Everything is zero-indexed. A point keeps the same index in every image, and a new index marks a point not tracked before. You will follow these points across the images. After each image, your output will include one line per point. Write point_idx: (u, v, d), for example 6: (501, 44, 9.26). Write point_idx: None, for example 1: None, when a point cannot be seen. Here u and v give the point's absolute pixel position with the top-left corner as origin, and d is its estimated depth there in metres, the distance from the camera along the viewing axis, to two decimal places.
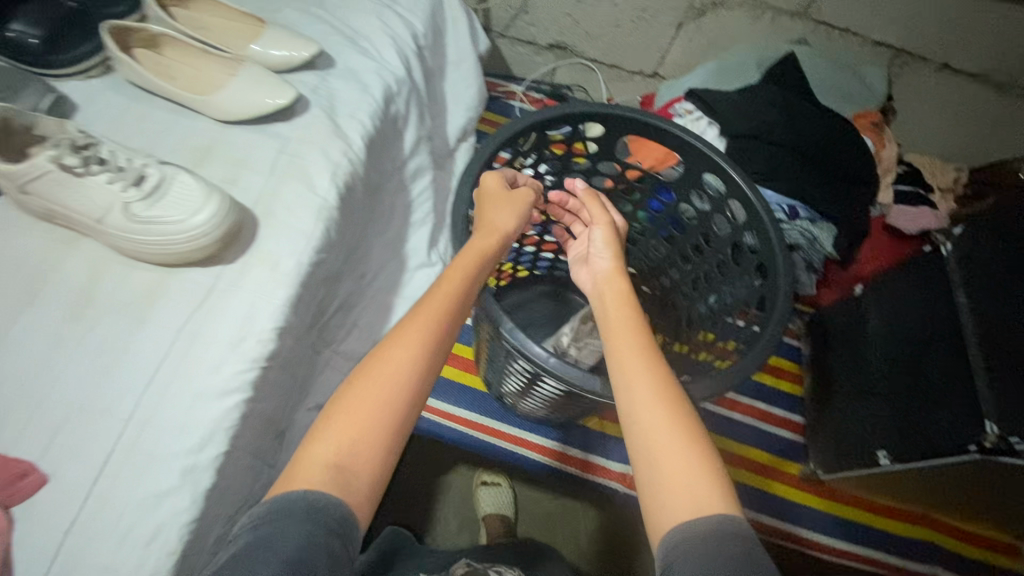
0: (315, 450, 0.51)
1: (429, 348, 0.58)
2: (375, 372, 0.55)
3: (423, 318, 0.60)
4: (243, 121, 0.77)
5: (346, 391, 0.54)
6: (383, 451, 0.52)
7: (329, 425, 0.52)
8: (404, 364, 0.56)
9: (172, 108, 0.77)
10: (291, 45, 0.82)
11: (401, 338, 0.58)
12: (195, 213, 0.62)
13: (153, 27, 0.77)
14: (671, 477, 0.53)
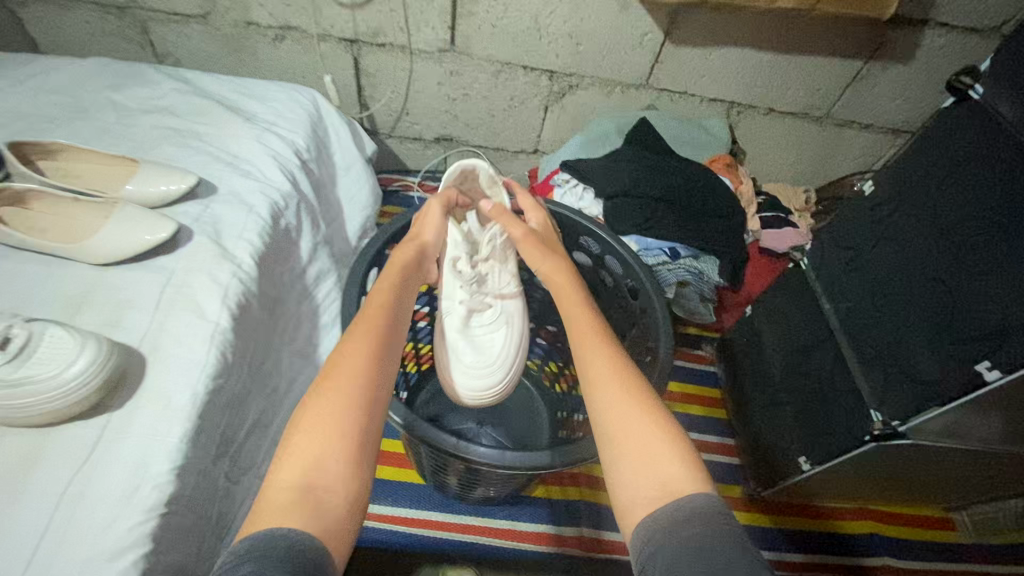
0: (280, 488, 0.49)
1: (380, 368, 0.60)
2: (324, 398, 0.55)
3: (370, 329, 0.63)
4: (120, 262, 0.76)
5: (303, 416, 0.54)
6: (343, 486, 0.51)
7: (292, 462, 0.51)
8: (353, 382, 0.56)
9: (45, 260, 0.75)
10: (168, 179, 0.83)
11: (345, 363, 0.59)
12: (76, 367, 0.60)
13: (13, 185, 0.75)
14: (652, 448, 0.54)
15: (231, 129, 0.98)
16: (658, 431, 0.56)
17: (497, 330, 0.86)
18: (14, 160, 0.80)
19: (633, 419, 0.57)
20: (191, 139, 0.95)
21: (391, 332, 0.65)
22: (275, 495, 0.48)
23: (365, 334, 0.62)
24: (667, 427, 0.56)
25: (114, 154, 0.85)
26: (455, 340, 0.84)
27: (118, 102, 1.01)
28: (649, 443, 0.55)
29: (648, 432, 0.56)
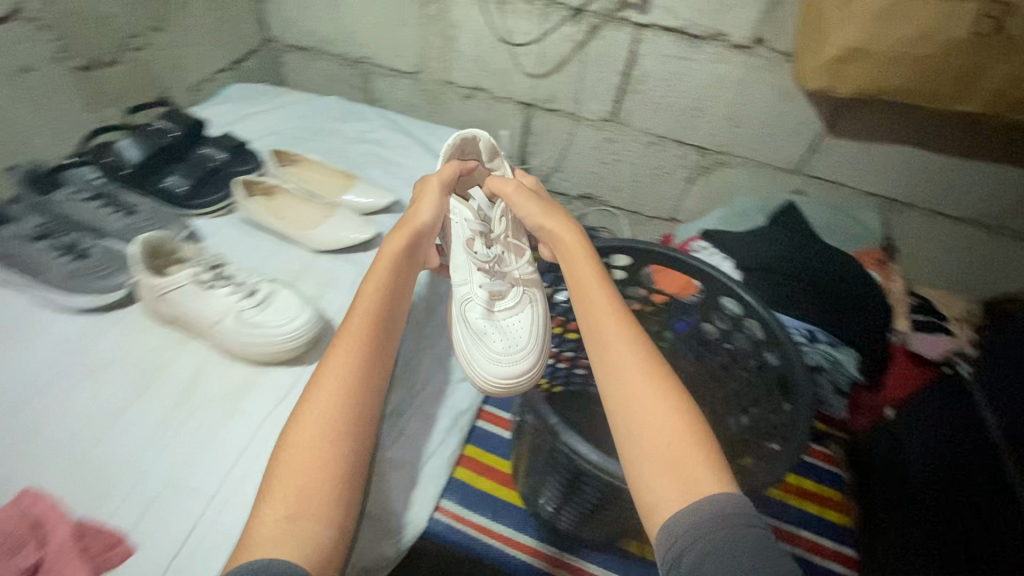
0: (277, 503, 0.54)
1: (361, 382, 0.65)
2: (310, 416, 0.60)
3: (355, 344, 0.67)
4: (331, 250, 0.93)
5: (295, 433, 0.60)
6: (328, 491, 0.56)
7: (285, 479, 0.56)
8: (332, 401, 0.62)
9: (277, 239, 0.95)
10: (375, 195, 1.02)
11: (325, 379, 0.64)
12: (296, 320, 0.75)
13: (270, 179, 0.97)
14: (667, 455, 0.58)
15: (423, 163, 1.18)
16: (668, 431, 0.60)
17: (518, 313, 0.88)
18: (272, 165, 1.04)
19: (647, 423, 0.61)
20: (392, 167, 1.16)
21: (373, 342, 0.69)
22: (268, 516, 0.54)
23: (341, 358, 0.66)
24: (680, 429, 0.60)
25: (339, 170, 1.06)
26: (480, 327, 0.86)
27: (342, 132, 1.26)
28: (662, 450, 0.58)
29: (663, 438, 0.59)
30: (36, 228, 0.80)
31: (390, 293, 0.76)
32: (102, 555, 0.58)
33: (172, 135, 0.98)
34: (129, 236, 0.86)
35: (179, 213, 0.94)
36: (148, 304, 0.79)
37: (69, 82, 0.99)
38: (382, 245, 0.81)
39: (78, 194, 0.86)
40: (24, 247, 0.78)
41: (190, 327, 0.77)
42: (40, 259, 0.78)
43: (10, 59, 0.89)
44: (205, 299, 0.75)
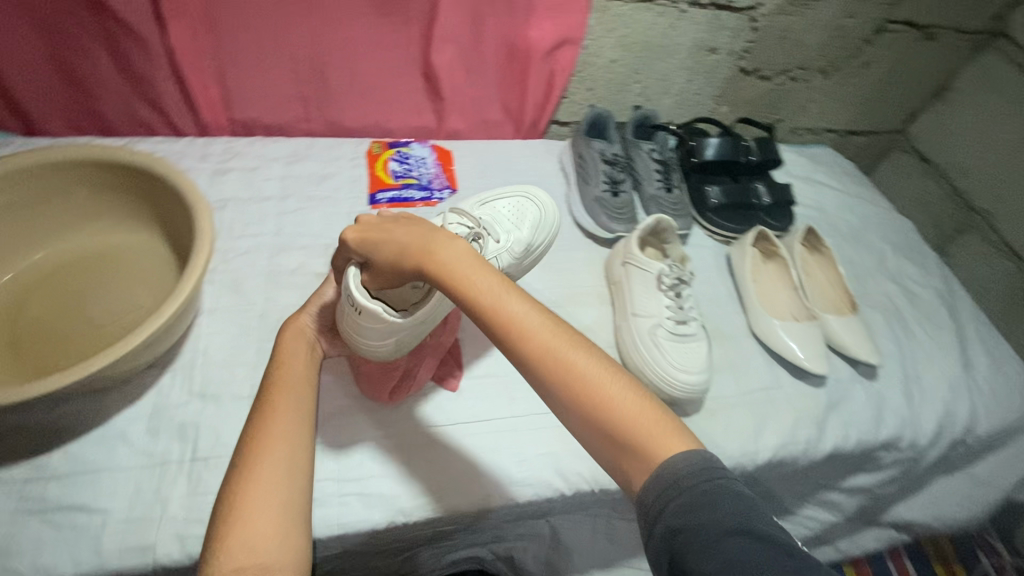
0: (230, 560, 0.44)
1: (296, 436, 0.54)
2: (262, 461, 0.50)
3: (280, 396, 0.56)
4: (765, 346, 0.85)
5: (243, 485, 0.49)
6: (288, 532, 0.48)
7: (237, 523, 0.46)
8: (284, 446, 0.52)
9: (734, 297, 0.91)
10: (858, 341, 0.85)
11: (274, 429, 0.53)
12: (685, 371, 0.71)
13: (782, 249, 0.91)
14: (608, 425, 0.45)
15: (939, 357, 0.91)
16: (618, 400, 0.45)
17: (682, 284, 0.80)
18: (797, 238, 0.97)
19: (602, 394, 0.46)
20: (902, 330, 0.93)
21: (297, 400, 0.57)
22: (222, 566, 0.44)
23: (274, 408, 0.55)
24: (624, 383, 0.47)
25: (849, 291, 0.91)
26: (682, 335, 0.74)
27: (886, 257, 1.06)
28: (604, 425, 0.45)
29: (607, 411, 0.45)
30: (611, 155, 0.97)
31: (292, 375, 0.59)
32: (442, 376, 0.72)
33: (751, 158, 0.99)
34: (649, 203, 0.95)
35: (693, 214, 0.98)
36: (609, 257, 0.88)
37: (725, 75, 1.11)
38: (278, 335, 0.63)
39: (652, 151, 0.98)
40: (593, 160, 0.95)
41: (618, 297, 0.82)
42: (593, 175, 0.94)
43: (711, 41, 1.04)
44: (647, 293, 0.77)
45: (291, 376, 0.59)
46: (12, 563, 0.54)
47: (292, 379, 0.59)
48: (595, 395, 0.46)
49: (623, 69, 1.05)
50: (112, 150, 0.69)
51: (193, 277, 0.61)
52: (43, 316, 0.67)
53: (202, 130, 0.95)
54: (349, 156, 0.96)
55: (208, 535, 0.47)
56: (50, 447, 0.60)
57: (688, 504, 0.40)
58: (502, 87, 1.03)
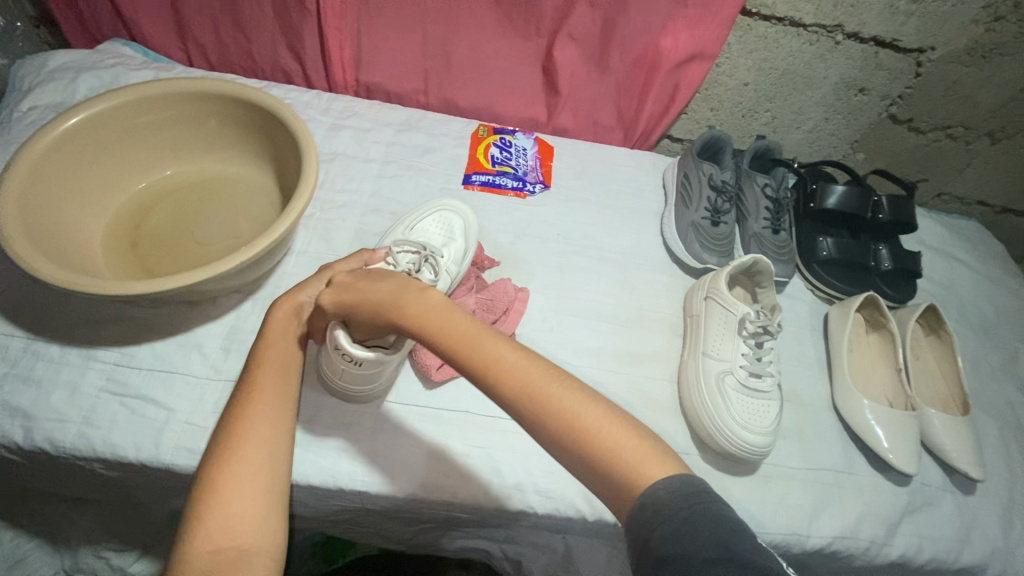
0: (207, 540, 0.47)
1: (277, 420, 0.56)
2: (245, 441, 0.53)
3: (267, 377, 0.58)
4: (845, 423, 0.76)
5: (223, 470, 0.51)
6: (265, 517, 0.50)
7: (216, 504, 0.49)
8: (264, 430, 0.54)
9: (821, 363, 0.83)
10: (960, 447, 0.74)
11: (258, 413, 0.55)
12: (749, 430, 0.66)
13: (892, 323, 0.81)
14: (563, 438, 0.45)
15: None
16: (581, 410, 0.46)
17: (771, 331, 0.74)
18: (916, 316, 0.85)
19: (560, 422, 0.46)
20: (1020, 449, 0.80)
21: (282, 382, 0.58)
22: (201, 545, 0.47)
23: (261, 388, 0.57)
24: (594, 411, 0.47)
25: (964, 388, 0.79)
26: (755, 388, 0.69)
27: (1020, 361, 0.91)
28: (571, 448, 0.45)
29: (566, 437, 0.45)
30: (720, 181, 0.90)
31: (280, 357, 0.60)
32: None
33: (880, 215, 0.89)
34: (749, 241, 0.89)
35: (796, 262, 0.90)
36: (692, 289, 0.83)
37: (869, 120, 1.00)
38: (265, 320, 0.62)
39: (766, 187, 0.91)
40: (699, 184, 0.90)
41: (691, 331, 0.77)
42: (695, 200, 0.89)
43: (862, 81, 0.94)
44: (724, 336, 0.72)
45: (280, 357, 0.60)
46: (89, 432, 0.61)
47: (280, 359, 0.60)
48: (560, 420, 0.46)
49: (754, 95, 0.98)
50: (248, 89, 0.75)
51: (287, 219, 0.64)
52: (164, 225, 0.75)
53: (330, 85, 1.01)
54: (455, 134, 0.98)
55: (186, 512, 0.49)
56: (140, 340, 0.67)
57: (672, 534, 0.40)
58: (620, 92, 1.01)
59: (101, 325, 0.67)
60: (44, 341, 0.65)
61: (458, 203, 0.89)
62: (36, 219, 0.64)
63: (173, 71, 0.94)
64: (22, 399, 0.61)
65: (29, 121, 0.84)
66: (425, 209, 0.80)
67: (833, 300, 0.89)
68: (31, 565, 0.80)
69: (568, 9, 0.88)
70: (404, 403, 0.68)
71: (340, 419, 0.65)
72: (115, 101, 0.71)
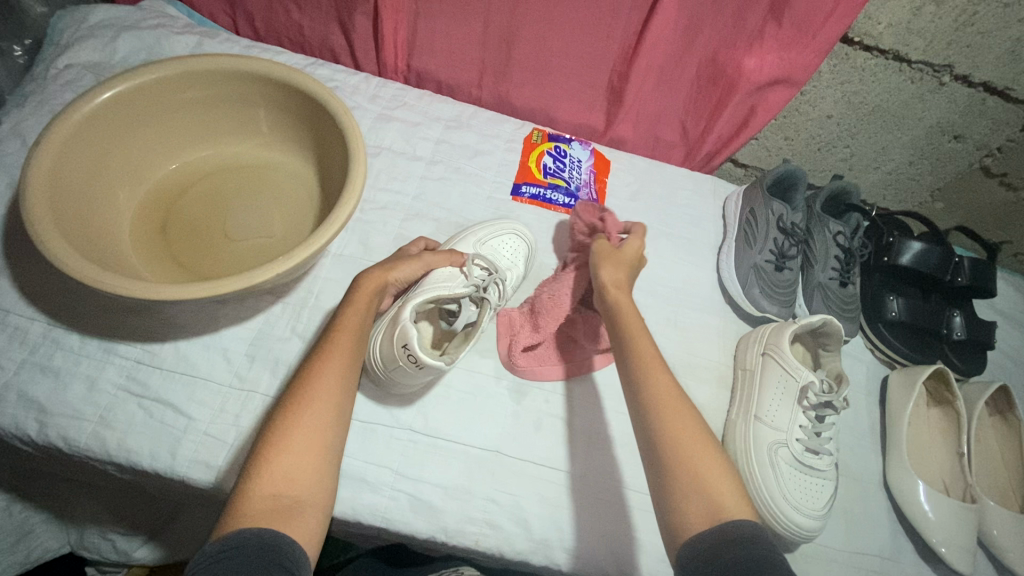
0: (268, 486, 0.47)
1: (346, 382, 0.54)
2: (309, 400, 0.52)
3: (345, 334, 0.57)
4: (894, 505, 0.72)
5: (291, 421, 0.51)
6: (320, 474, 0.50)
7: (279, 455, 0.49)
8: (331, 390, 0.53)
9: (873, 433, 0.78)
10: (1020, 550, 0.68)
11: (327, 370, 0.54)
12: (803, 514, 0.62)
13: (960, 403, 0.75)
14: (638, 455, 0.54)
15: None
16: None
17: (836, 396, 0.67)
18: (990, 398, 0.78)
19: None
20: None
21: (358, 343, 0.57)
22: (260, 490, 0.46)
23: (337, 344, 0.56)
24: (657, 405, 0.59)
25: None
26: (808, 463, 0.65)
27: None
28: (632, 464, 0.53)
29: None
30: (790, 223, 0.83)
31: (360, 316, 0.59)
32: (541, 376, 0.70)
33: (961, 279, 0.81)
34: (813, 291, 0.82)
35: (860, 322, 0.84)
36: (746, 338, 0.78)
37: (958, 169, 0.92)
38: (353, 279, 0.61)
39: (839, 235, 0.84)
40: (767, 224, 0.83)
41: (743, 388, 0.72)
42: (760, 240, 0.83)
43: (960, 127, 0.85)
44: (782, 405, 0.68)
45: (360, 315, 0.59)
46: (106, 432, 0.58)
47: (359, 318, 0.58)
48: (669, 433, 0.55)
49: (836, 129, 0.89)
50: (301, 75, 0.70)
51: (330, 230, 0.60)
52: (196, 211, 0.70)
53: (380, 69, 0.94)
54: (507, 136, 0.92)
55: (254, 456, 0.49)
56: (164, 338, 0.63)
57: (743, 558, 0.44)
58: (690, 108, 0.93)
59: (125, 317, 0.63)
60: (65, 329, 0.61)
61: (505, 215, 0.84)
62: (63, 196, 0.59)
63: (218, 38, 0.88)
64: (38, 391, 0.58)
65: (64, 81, 0.79)
66: (499, 228, 0.76)
67: (895, 365, 0.83)
68: (37, 538, 0.78)
69: (647, 15, 0.80)
70: (431, 436, 0.63)
71: (364, 449, 0.61)
72: (160, 74, 0.66)
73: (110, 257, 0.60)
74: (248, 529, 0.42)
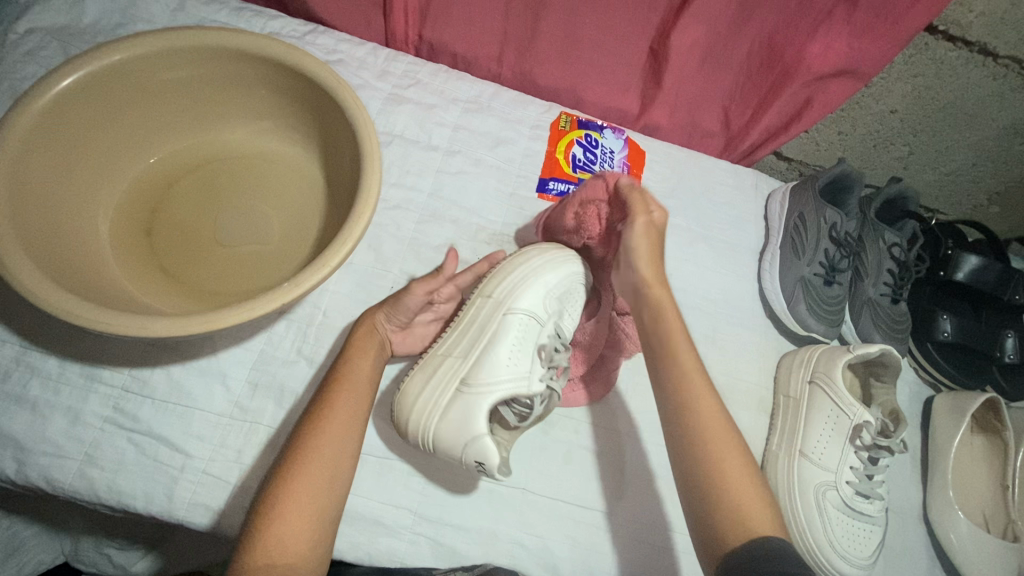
0: (260, 556, 0.43)
1: (346, 437, 0.50)
2: (305, 461, 0.48)
3: (344, 388, 0.52)
4: (934, 539, 0.69)
5: (287, 483, 0.46)
6: (315, 542, 0.46)
7: (273, 520, 0.45)
8: (330, 447, 0.49)
9: (915, 462, 0.74)
10: None
11: (328, 427, 0.50)
12: (843, 557, 0.59)
13: (1010, 434, 0.71)
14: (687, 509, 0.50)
15: None
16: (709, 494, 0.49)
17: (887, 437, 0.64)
18: None
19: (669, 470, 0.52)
20: None
21: (359, 399, 0.52)
22: (252, 562, 0.43)
23: (338, 397, 0.51)
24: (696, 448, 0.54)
25: None
26: (855, 507, 0.62)
27: None
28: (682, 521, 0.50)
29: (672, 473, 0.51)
30: (842, 233, 0.77)
31: (359, 368, 0.54)
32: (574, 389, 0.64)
33: (1020, 297, 0.75)
34: (862, 308, 0.76)
35: (909, 343, 0.78)
36: (787, 360, 0.72)
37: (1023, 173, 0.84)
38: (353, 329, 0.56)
39: (893, 247, 0.78)
40: (818, 233, 0.76)
41: (786, 416, 0.67)
42: (809, 251, 0.76)
43: None
44: (833, 443, 0.64)
45: (360, 367, 0.54)
46: (92, 472, 0.52)
47: (361, 371, 0.54)
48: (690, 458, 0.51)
49: (899, 126, 0.81)
50: (303, 56, 0.60)
51: (340, 250, 0.51)
52: (185, 211, 0.61)
53: (387, 38, 0.82)
54: (532, 121, 0.82)
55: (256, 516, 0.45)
56: (152, 363, 0.56)
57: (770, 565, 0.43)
58: (735, 95, 0.82)
59: (110, 338, 0.56)
60: (41, 353, 0.54)
61: (530, 214, 0.75)
62: (27, 200, 0.51)
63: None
64: (14, 426, 0.52)
65: (24, 50, 0.68)
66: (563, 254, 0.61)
67: (940, 387, 0.78)
68: (29, 553, 0.74)
69: None
70: (451, 472, 0.58)
71: (380, 487, 0.56)
72: (136, 52, 0.56)
73: (87, 273, 0.53)
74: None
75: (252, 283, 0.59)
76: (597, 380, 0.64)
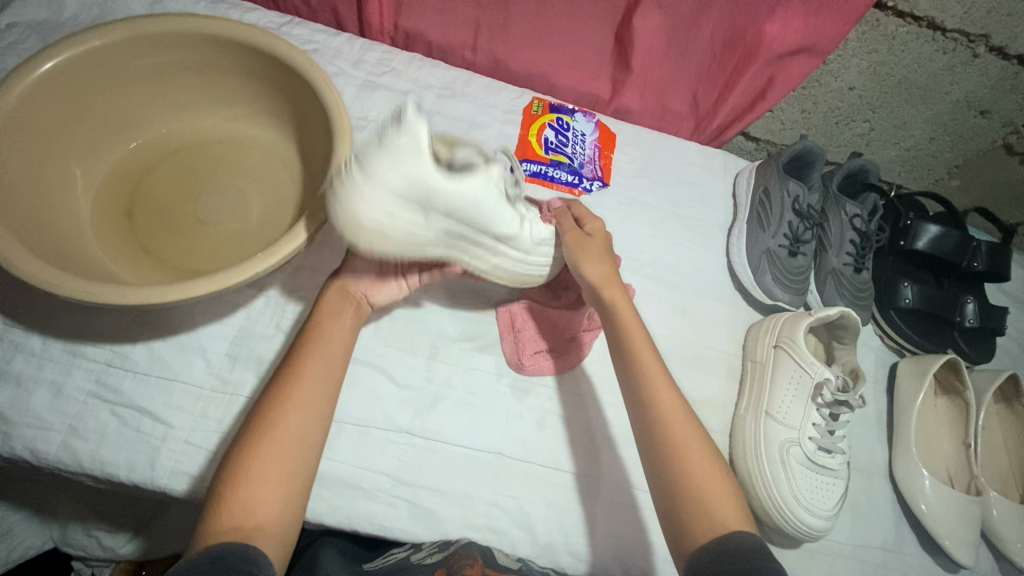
0: (227, 514, 0.44)
1: (318, 403, 0.51)
2: (274, 422, 0.49)
3: (314, 352, 0.54)
4: (899, 497, 0.72)
5: (259, 443, 0.48)
6: (287, 497, 0.47)
7: (243, 483, 0.46)
8: (300, 409, 0.50)
9: (882, 425, 0.76)
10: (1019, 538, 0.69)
11: (296, 390, 0.51)
12: (809, 510, 0.62)
13: (970, 394, 0.73)
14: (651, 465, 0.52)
15: None
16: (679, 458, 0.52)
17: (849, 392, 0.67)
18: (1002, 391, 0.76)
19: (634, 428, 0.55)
20: None
21: (332, 366, 0.54)
22: (220, 524, 0.43)
23: (309, 361, 0.53)
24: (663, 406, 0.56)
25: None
26: (817, 462, 0.65)
27: None
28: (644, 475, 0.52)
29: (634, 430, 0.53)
30: (805, 205, 0.80)
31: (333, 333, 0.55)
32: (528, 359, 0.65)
33: (976, 264, 0.77)
34: (826, 277, 0.79)
35: (873, 310, 0.81)
36: (755, 328, 0.74)
37: (979, 146, 0.88)
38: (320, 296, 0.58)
39: (854, 218, 0.80)
40: (782, 206, 0.79)
41: (752, 380, 0.70)
42: (773, 223, 0.79)
43: (988, 102, 0.81)
44: (796, 403, 0.67)
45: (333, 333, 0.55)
46: (76, 443, 0.53)
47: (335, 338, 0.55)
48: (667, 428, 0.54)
49: (857, 102, 0.84)
50: (278, 41, 0.62)
51: (312, 223, 0.53)
52: (163, 193, 0.63)
53: (362, 28, 0.84)
54: (505, 107, 0.84)
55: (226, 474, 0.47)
56: (134, 339, 0.58)
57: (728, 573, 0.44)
58: (701, 77, 0.84)
59: (92, 315, 0.58)
60: (24, 330, 0.56)
61: None
62: (7, 178, 0.52)
63: None
64: None
65: (6, 43, 0.70)
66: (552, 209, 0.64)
67: (904, 352, 0.81)
68: (18, 537, 0.74)
69: None
70: (431, 438, 0.60)
71: (358, 453, 0.58)
72: (112, 39, 0.58)
73: (65, 251, 0.54)
74: (214, 549, 0.40)
75: (227, 260, 0.60)
76: (574, 349, 0.67)
